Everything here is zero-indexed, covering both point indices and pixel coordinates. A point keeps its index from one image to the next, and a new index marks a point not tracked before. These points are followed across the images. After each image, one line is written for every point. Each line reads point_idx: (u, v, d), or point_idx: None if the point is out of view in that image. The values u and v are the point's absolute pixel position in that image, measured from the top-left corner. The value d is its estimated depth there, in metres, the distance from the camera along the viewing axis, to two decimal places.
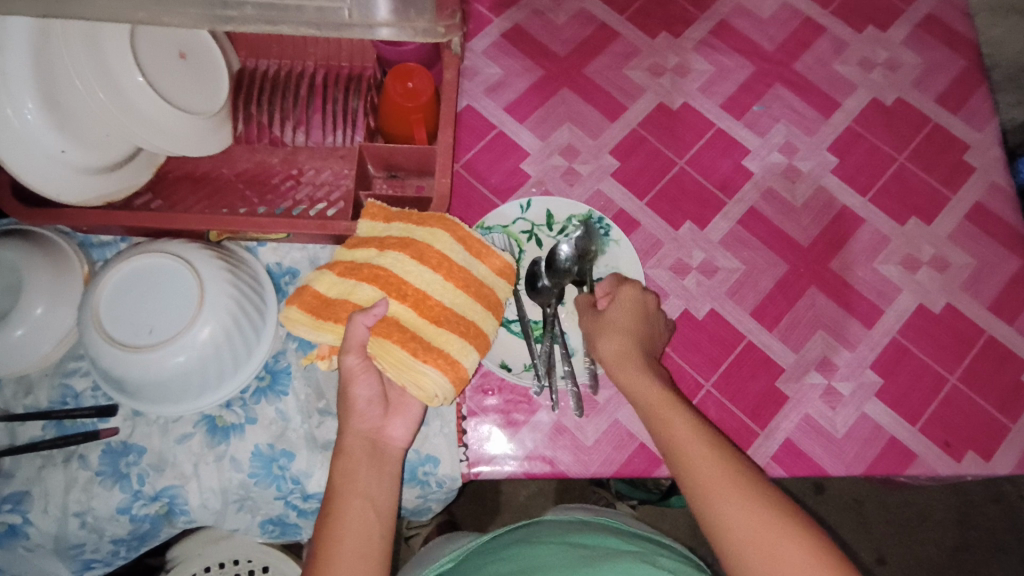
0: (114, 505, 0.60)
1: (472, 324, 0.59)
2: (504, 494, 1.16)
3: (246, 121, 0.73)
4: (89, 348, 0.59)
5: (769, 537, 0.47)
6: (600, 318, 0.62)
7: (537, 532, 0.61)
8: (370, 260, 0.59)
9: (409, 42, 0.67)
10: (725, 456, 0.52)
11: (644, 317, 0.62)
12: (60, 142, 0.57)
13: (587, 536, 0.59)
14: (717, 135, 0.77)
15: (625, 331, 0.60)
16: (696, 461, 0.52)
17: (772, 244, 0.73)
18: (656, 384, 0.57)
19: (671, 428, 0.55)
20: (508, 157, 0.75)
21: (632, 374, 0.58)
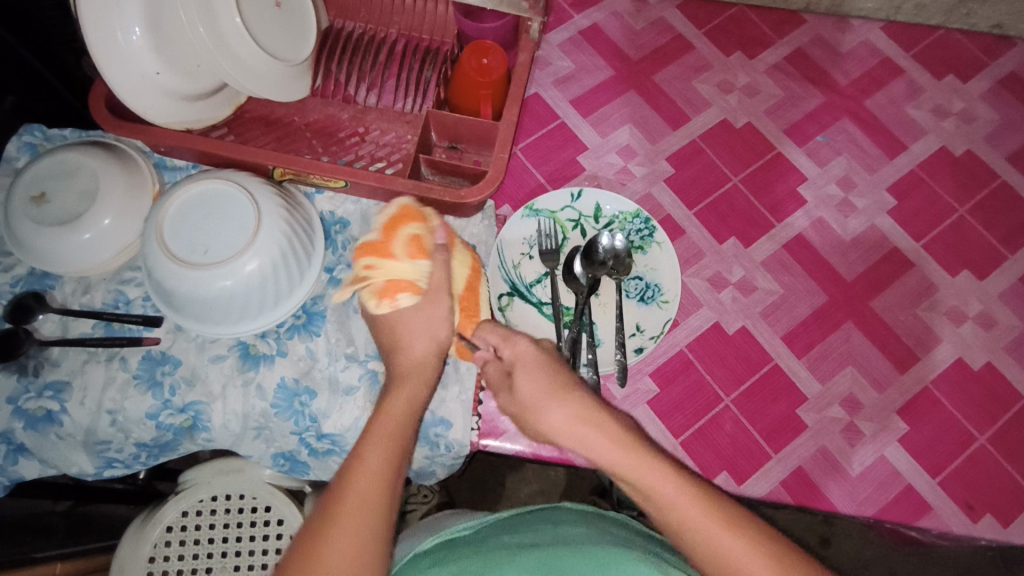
0: (144, 410, 0.63)
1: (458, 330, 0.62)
2: (506, 488, 1.16)
3: (324, 76, 0.77)
4: (149, 259, 0.62)
5: (750, 546, 0.47)
6: (517, 395, 0.54)
7: (558, 515, 0.61)
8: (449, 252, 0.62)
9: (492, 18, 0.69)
10: (717, 501, 0.49)
11: (549, 348, 0.57)
12: (155, 64, 0.61)
13: (609, 527, 0.59)
14: (776, 159, 0.78)
15: (542, 365, 0.55)
16: (674, 503, 0.48)
17: (815, 274, 0.72)
18: (584, 404, 0.53)
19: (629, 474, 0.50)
20: (566, 148, 0.77)
21: (562, 425, 0.52)
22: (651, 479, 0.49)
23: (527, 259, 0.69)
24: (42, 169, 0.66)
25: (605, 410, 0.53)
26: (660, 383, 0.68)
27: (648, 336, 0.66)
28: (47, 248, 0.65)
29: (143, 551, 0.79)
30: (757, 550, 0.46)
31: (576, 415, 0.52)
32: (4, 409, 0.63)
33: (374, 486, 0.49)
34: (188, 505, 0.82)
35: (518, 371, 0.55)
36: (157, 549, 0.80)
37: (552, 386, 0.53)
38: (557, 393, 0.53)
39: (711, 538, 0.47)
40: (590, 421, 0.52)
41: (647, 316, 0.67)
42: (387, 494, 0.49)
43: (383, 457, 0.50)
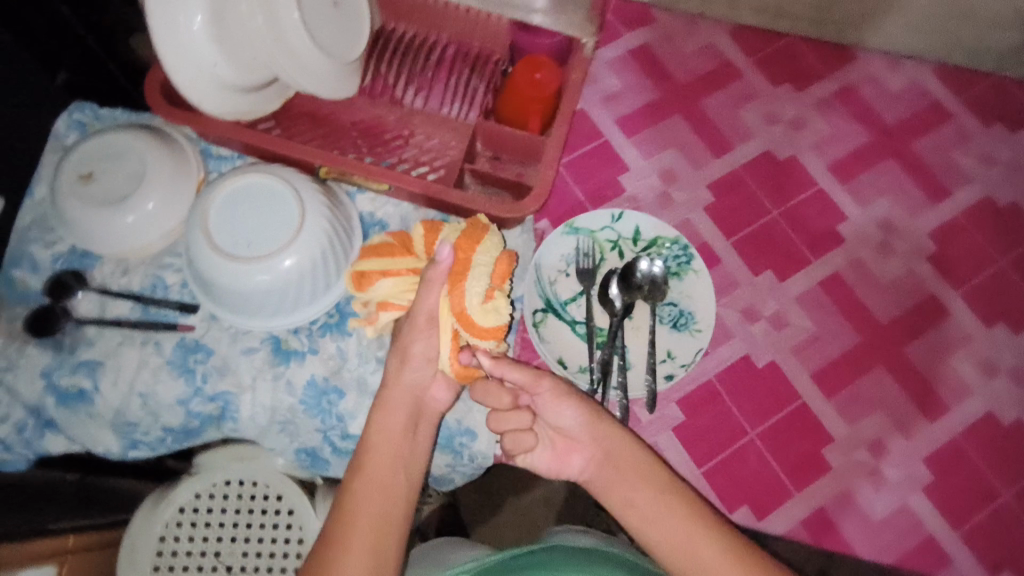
0: (175, 395, 0.64)
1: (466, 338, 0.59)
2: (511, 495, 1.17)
3: (373, 76, 0.77)
4: (192, 247, 0.63)
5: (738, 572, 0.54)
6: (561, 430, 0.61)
7: (558, 557, 0.61)
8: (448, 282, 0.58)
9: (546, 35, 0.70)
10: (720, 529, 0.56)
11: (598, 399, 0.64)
12: (214, 55, 0.61)
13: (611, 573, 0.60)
14: (818, 194, 0.77)
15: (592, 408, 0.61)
16: (680, 540, 0.56)
17: (849, 314, 0.72)
18: (627, 445, 0.60)
19: (646, 513, 0.57)
20: (609, 167, 0.77)
21: (609, 461, 0.59)
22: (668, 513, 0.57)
23: (563, 276, 0.69)
24: (92, 149, 0.67)
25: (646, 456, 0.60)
26: (686, 412, 0.67)
27: (680, 364, 0.66)
28: (92, 228, 0.66)
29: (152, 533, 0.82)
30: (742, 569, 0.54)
31: (623, 450, 0.59)
32: (38, 383, 0.64)
33: (376, 496, 0.55)
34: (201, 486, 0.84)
35: (564, 412, 0.60)
36: (167, 528, 0.82)
37: (609, 429, 0.60)
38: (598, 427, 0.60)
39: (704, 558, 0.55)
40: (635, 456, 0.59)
41: (679, 343, 0.67)
42: (403, 477, 0.57)
43: (381, 467, 0.56)
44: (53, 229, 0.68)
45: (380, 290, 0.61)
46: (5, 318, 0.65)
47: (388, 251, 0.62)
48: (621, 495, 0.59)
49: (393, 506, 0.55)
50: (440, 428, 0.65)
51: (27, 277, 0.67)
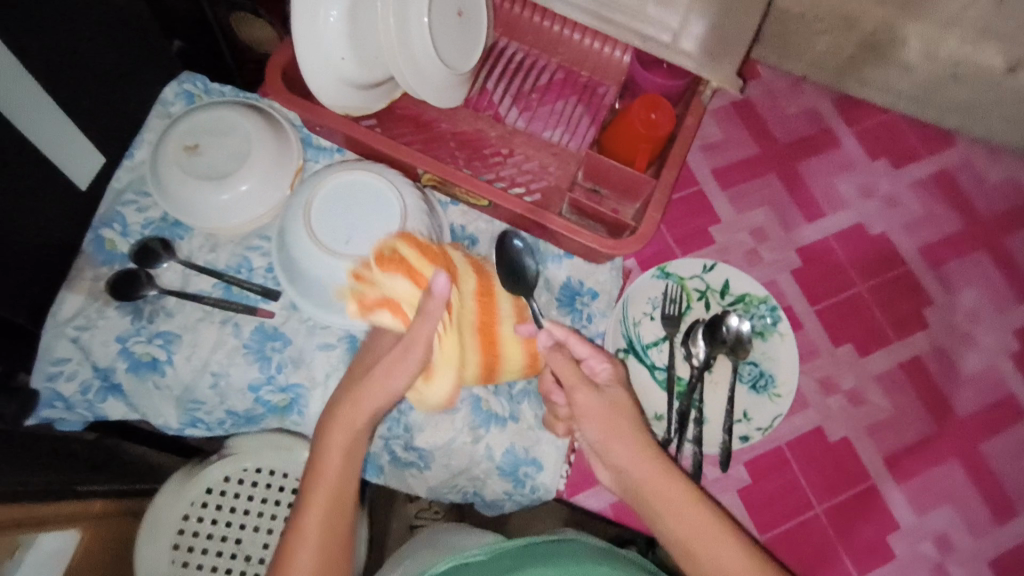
0: (247, 380, 0.63)
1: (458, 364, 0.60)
2: None
3: (479, 90, 0.78)
4: (288, 235, 0.62)
5: None
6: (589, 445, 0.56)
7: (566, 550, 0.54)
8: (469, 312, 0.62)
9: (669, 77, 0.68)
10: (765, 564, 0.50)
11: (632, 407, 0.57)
12: (343, 50, 0.61)
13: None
14: (906, 275, 0.76)
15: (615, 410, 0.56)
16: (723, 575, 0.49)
17: (927, 401, 0.71)
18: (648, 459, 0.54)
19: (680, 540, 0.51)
20: (700, 215, 0.77)
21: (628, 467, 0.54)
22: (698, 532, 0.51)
23: (648, 319, 0.68)
24: (200, 121, 0.67)
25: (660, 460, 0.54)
26: (753, 476, 0.66)
27: (756, 427, 0.64)
28: (188, 200, 0.66)
29: (177, 512, 0.79)
30: None
31: (641, 456, 0.54)
32: (112, 347, 0.63)
33: (326, 495, 0.51)
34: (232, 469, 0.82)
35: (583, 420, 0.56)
36: (193, 507, 0.81)
37: (626, 432, 0.54)
38: (619, 424, 0.55)
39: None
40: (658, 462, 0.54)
41: (757, 406, 0.65)
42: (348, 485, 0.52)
43: (351, 412, 0.53)
44: (148, 194, 0.68)
45: (386, 291, 0.57)
46: (90, 276, 0.65)
47: (418, 261, 0.57)
48: (643, 501, 0.53)
49: (348, 454, 0.53)
50: (508, 455, 0.64)
51: (116, 238, 0.66)
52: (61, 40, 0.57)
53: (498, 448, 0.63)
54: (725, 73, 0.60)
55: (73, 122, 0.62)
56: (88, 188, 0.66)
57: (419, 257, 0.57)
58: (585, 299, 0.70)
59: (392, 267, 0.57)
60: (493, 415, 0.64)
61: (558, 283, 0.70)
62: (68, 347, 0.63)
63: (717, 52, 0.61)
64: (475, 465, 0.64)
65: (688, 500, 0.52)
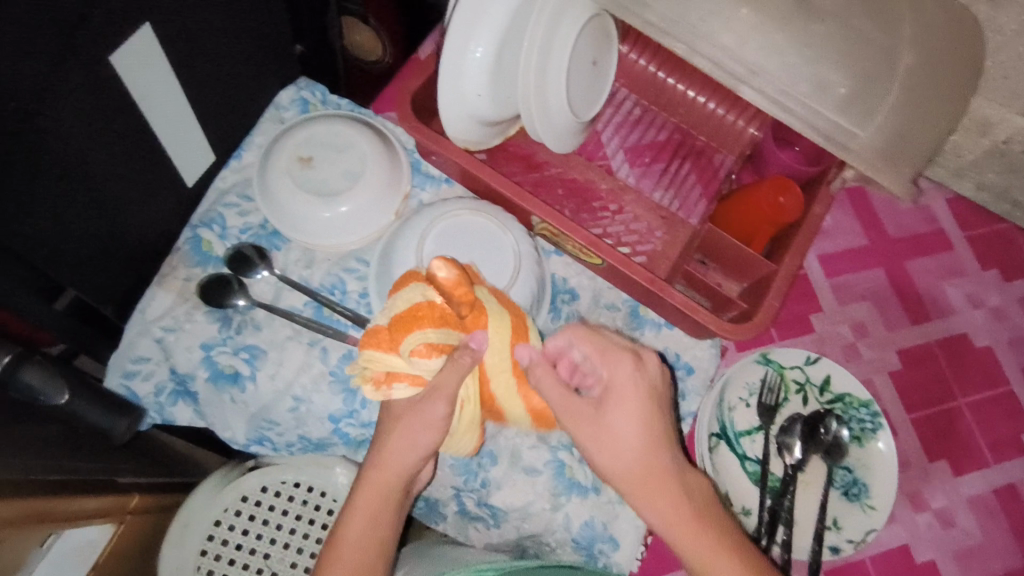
0: (329, 409, 0.61)
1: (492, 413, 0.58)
2: None
3: (592, 139, 0.75)
4: (397, 269, 0.61)
5: None
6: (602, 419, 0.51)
7: None
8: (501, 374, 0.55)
9: (808, 166, 0.66)
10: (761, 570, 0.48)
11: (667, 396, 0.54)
12: (481, 86, 0.59)
13: None
14: (1007, 395, 0.73)
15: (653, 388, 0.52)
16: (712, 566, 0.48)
17: (1018, 533, 0.67)
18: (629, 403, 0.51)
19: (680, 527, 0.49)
20: (801, 301, 0.74)
21: (635, 455, 0.51)
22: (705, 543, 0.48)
23: (743, 406, 0.65)
24: (316, 134, 0.65)
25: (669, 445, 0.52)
26: None
27: (847, 538, 0.61)
28: (293, 212, 0.64)
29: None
30: None
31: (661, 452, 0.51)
32: (196, 354, 0.61)
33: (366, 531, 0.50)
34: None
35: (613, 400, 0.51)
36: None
37: (626, 394, 0.51)
38: (658, 429, 0.52)
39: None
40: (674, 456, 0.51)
41: (849, 515, 0.62)
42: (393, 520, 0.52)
43: (388, 473, 0.52)
44: (251, 198, 0.66)
45: (400, 364, 0.51)
46: (182, 276, 0.63)
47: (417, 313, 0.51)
48: (640, 494, 0.51)
49: (394, 512, 0.52)
50: (585, 528, 0.61)
51: (213, 240, 0.64)
52: (205, 43, 0.54)
53: (577, 519, 0.61)
54: None
55: (201, 124, 0.60)
56: (194, 185, 0.64)
57: (417, 308, 0.51)
58: (679, 374, 0.67)
59: (396, 328, 0.51)
60: (576, 483, 0.61)
61: (654, 352, 0.68)
62: (151, 346, 0.61)
63: None
64: (548, 533, 0.61)
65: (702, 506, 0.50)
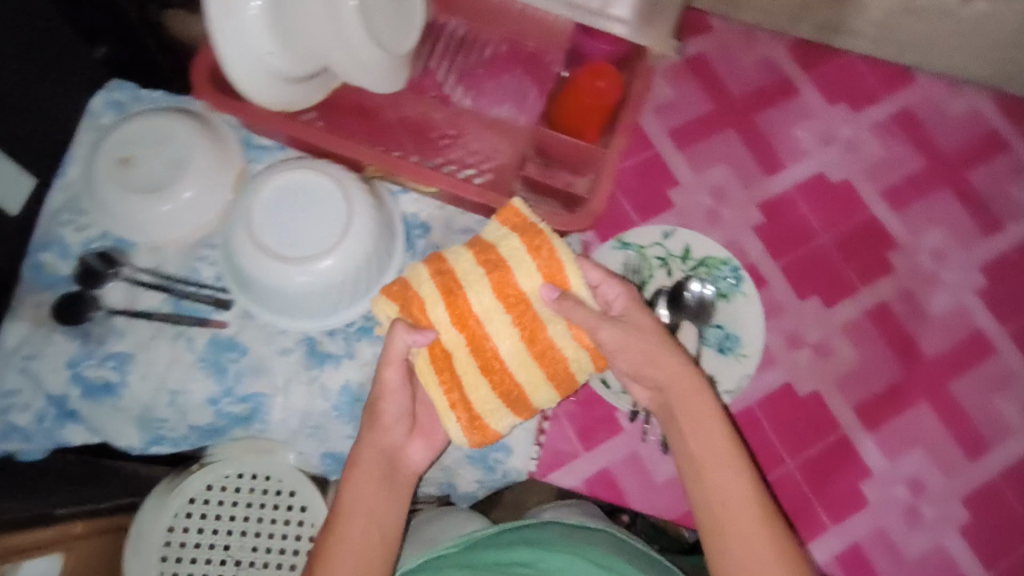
0: (205, 394, 0.63)
1: (518, 394, 0.59)
2: None
3: (424, 72, 0.73)
4: (232, 245, 0.60)
5: (727, 457, 0.54)
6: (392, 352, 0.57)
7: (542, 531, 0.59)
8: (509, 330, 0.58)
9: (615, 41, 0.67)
10: (702, 396, 0.56)
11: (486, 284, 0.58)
12: (269, 45, 0.57)
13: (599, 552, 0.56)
14: (868, 222, 0.75)
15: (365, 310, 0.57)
16: (703, 401, 0.55)
17: (894, 347, 0.71)
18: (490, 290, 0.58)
19: (661, 380, 0.56)
20: (657, 181, 0.74)
21: (697, 435, 0.55)
22: (673, 373, 0.56)
23: None
24: (134, 131, 0.63)
25: (719, 422, 0.55)
26: None
27: (723, 390, 0.66)
28: (130, 216, 0.63)
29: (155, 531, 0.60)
30: (717, 425, 0.55)
31: (707, 438, 0.55)
32: (65, 373, 0.62)
33: (361, 529, 0.54)
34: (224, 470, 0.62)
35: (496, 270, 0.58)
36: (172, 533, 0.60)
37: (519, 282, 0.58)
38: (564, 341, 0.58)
39: (700, 444, 0.55)
40: (713, 421, 0.55)
41: (724, 369, 0.66)
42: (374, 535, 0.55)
43: (361, 481, 0.55)
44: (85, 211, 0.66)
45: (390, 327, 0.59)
46: (32, 303, 0.64)
47: (438, 287, 0.58)
48: (670, 390, 0.56)
49: (388, 502, 0.56)
50: None
51: (56, 261, 0.65)
52: None
53: None
54: (659, 38, 0.65)
55: None
56: (19, 211, 0.64)
57: (446, 262, 0.60)
58: None
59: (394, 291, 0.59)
60: None
61: None
62: (19, 377, 0.62)
63: (650, 18, 0.65)
64: (445, 455, 0.68)
65: (716, 424, 0.55)
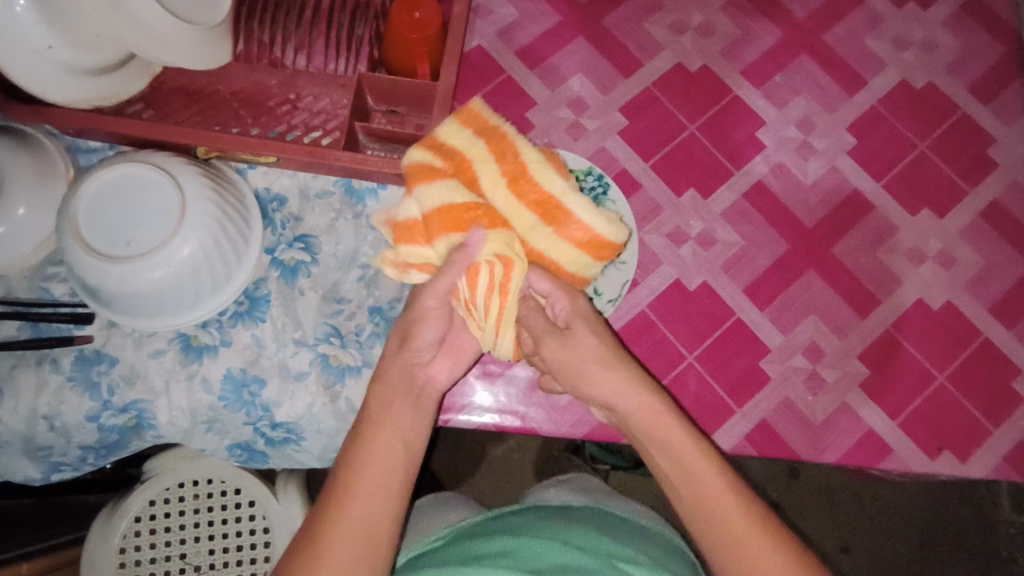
0: (82, 413, 0.61)
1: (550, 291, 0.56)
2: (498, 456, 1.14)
3: (247, 38, 0.69)
4: (67, 256, 0.57)
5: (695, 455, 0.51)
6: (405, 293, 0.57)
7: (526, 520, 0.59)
8: (531, 229, 0.54)
9: None
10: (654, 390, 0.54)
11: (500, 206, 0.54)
12: (47, 37, 0.57)
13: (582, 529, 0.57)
14: (732, 103, 0.74)
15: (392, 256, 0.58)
16: (644, 407, 0.53)
17: (774, 223, 0.71)
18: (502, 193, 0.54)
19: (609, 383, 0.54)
20: (513, 105, 0.72)
21: (655, 442, 0.53)
22: (610, 370, 0.54)
23: None
24: None
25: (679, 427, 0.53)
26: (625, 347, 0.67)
27: (607, 299, 0.65)
28: None
29: (113, 541, 0.76)
30: (675, 424, 0.53)
31: (671, 439, 0.52)
32: None
33: (386, 470, 0.50)
34: (187, 475, 0.79)
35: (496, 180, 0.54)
36: (127, 539, 0.77)
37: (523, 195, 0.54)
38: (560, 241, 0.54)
39: (667, 448, 0.52)
40: (673, 427, 0.53)
41: (605, 279, 0.66)
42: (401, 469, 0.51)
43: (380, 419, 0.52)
44: None
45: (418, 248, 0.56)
46: None
47: (457, 213, 0.52)
48: (617, 386, 0.53)
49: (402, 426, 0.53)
50: None
51: None
52: None
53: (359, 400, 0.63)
54: None
55: None
56: None
57: (470, 164, 0.55)
58: None
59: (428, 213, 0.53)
60: (345, 367, 0.63)
61: None
62: None
63: None
64: (344, 423, 0.63)
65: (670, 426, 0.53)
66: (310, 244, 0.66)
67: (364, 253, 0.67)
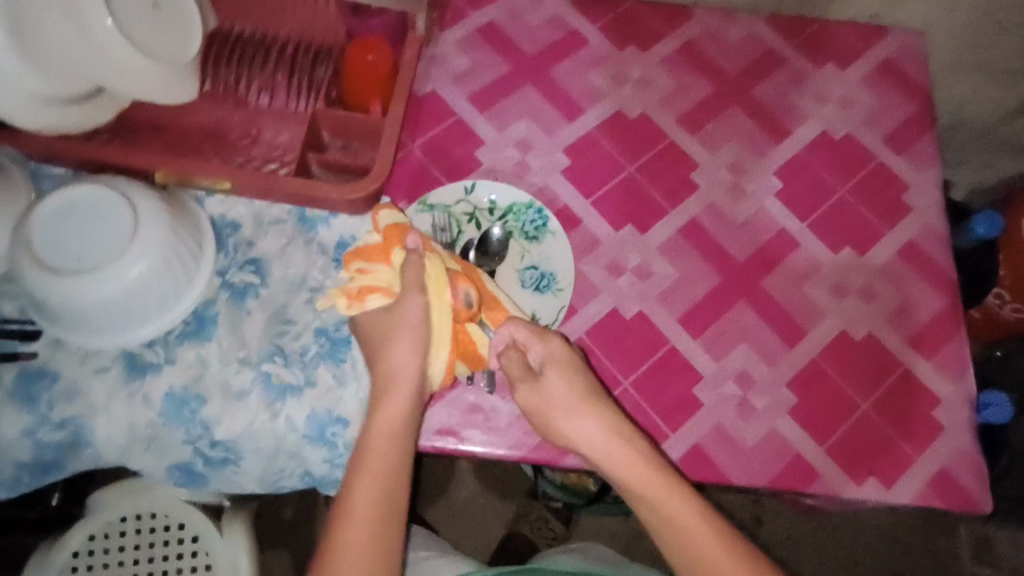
0: (20, 428, 0.61)
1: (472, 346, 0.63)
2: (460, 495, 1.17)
3: (214, 80, 0.74)
4: (18, 272, 0.59)
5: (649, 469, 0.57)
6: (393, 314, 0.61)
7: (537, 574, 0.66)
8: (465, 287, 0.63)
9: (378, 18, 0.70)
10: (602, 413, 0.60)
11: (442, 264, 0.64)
12: (17, 66, 0.57)
13: None
14: (668, 148, 0.79)
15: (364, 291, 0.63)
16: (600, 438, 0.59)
17: (707, 257, 0.75)
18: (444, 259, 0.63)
19: (565, 416, 0.60)
20: (463, 144, 0.77)
21: (613, 463, 0.58)
22: (568, 406, 0.60)
23: None
24: None
25: (631, 445, 0.59)
26: None
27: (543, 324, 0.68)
28: None
29: None
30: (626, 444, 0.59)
31: (626, 457, 0.58)
32: None
33: (378, 487, 0.54)
34: (129, 509, 0.77)
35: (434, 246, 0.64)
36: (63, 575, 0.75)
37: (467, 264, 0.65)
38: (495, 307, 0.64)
39: (624, 468, 0.58)
40: (629, 446, 0.59)
41: (543, 305, 0.69)
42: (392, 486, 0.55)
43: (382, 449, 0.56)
44: None
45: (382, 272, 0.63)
46: None
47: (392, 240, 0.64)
48: (574, 417, 0.60)
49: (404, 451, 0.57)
50: (309, 420, 0.64)
51: None
52: None
53: (298, 417, 0.64)
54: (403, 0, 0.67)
55: None
56: None
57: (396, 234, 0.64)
58: None
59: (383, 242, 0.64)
60: (286, 387, 0.65)
61: (332, 244, 0.70)
62: None
63: None
64: (283, 442, 0.64)
65: (622, 444, 0.59)
66: (261, 267, 0.69)
67: (314, 278, 0.69)
